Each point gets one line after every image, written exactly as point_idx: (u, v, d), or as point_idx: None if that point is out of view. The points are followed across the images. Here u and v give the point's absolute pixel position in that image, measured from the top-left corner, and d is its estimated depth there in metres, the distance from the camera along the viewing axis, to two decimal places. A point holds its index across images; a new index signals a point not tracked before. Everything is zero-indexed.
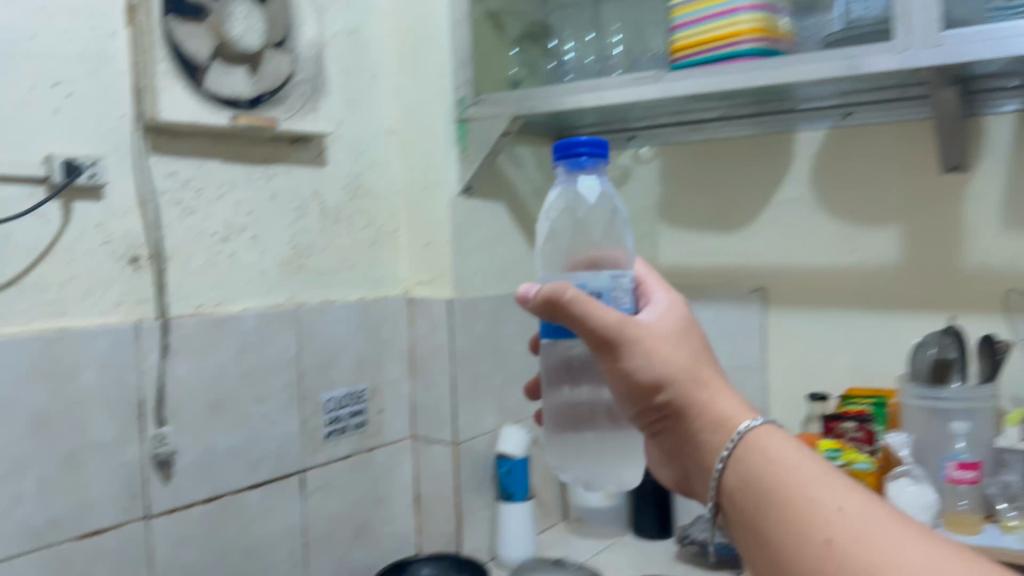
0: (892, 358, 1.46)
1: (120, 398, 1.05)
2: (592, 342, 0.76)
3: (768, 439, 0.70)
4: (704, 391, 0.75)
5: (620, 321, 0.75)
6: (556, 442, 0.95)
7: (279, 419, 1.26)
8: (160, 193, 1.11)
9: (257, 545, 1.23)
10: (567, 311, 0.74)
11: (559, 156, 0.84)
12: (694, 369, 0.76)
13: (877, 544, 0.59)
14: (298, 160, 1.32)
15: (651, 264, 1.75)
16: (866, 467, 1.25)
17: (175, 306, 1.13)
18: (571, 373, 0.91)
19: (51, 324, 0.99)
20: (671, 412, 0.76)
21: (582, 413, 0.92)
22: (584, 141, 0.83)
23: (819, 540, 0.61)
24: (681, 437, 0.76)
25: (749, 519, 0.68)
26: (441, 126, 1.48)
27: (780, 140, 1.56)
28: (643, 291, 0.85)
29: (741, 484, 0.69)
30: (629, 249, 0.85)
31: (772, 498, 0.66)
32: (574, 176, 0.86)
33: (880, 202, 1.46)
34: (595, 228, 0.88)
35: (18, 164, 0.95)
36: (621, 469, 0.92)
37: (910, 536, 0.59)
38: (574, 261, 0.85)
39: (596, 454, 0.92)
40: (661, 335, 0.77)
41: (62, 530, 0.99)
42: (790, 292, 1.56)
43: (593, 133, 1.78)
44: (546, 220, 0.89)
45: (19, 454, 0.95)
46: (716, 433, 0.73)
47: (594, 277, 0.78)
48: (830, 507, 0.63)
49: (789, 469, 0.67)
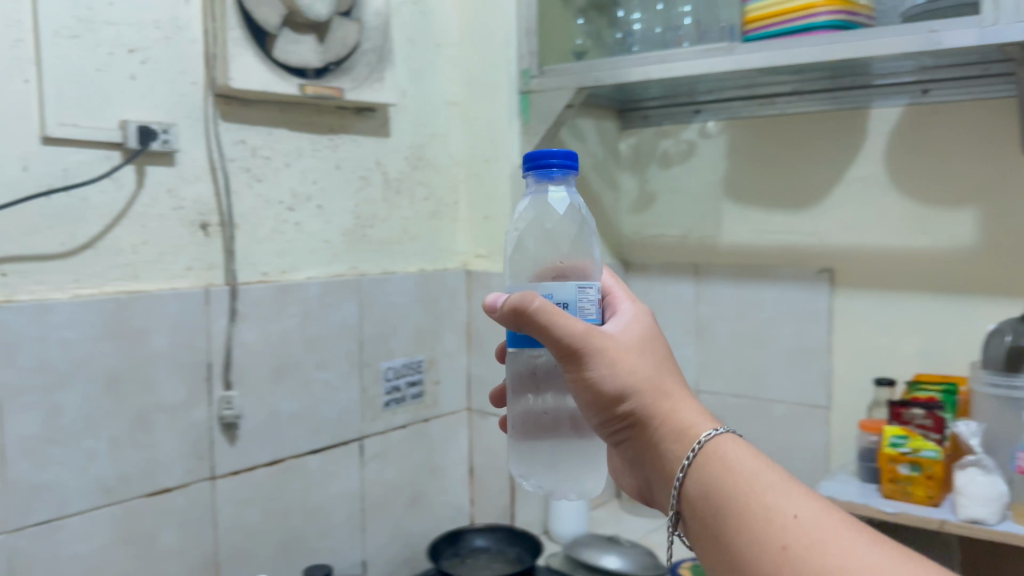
0: (965, 344, 1.42)
1: (188, 361, 1.07)
2: (558, 355, 0.65)
3: (727, 446, 0.63)
4: (669, 402, 0.66)
5: (587, 331, 0.64)
6: (518, 459, 0.77)
7: (340, 386, 1.27)
8: (229, 160, 1.12)
9: (318, 509, 1.25)
10: (533, 323, 0.63)
11: (528, 167, 0.71)
12: (659, 380, 0.67)
13: (831, 553, 0.54)
14: (363, 130, 1.32)
15: (714, 242, 1.73)
16: (933, 455, 1.19)
17: (242, 272, 1.14)
18: (535, 379, 0.75)
19: (124, 287, 1.01)
20: (633, 425, 0.67)
21: (545, 423, 0.76)
22: (557, 153, 0.70)
23: (774, 548, 0.56)
24: (639, 449, 0.67)
25: (705, 529, 0.61)
26: (504, 96, 1.47)
27: (853, 117, 1.51)
28: (609, 302, 0.76)
29: (699, 492, 0.62)
30: (598, 259, 0.75)
31: (728, 504, 0.59)
32: (544, 186, 0.74)
33: (955, 183, 1.41)
34: (562, 241, 0.76)
35: (95, 129, 0.97)
36: (587, 484, 0.76)
37: (863, 540, 0.55)
38: (539, 275, 0.74)
39: (560, 468, 0.76)
40: (627, 345, 0.67)
41: (132, 487, 1.02)
42: (859, 273, 1.53)
43: (658, 106, 1.77)
44: (514, 233, 0.78)
45: (94, 412, 0.98)
46: (676, 443, 0.64)
47: (562, 285, 0.66)
48: (786, 514, 0.57)
49: (747, 475, 0.60)
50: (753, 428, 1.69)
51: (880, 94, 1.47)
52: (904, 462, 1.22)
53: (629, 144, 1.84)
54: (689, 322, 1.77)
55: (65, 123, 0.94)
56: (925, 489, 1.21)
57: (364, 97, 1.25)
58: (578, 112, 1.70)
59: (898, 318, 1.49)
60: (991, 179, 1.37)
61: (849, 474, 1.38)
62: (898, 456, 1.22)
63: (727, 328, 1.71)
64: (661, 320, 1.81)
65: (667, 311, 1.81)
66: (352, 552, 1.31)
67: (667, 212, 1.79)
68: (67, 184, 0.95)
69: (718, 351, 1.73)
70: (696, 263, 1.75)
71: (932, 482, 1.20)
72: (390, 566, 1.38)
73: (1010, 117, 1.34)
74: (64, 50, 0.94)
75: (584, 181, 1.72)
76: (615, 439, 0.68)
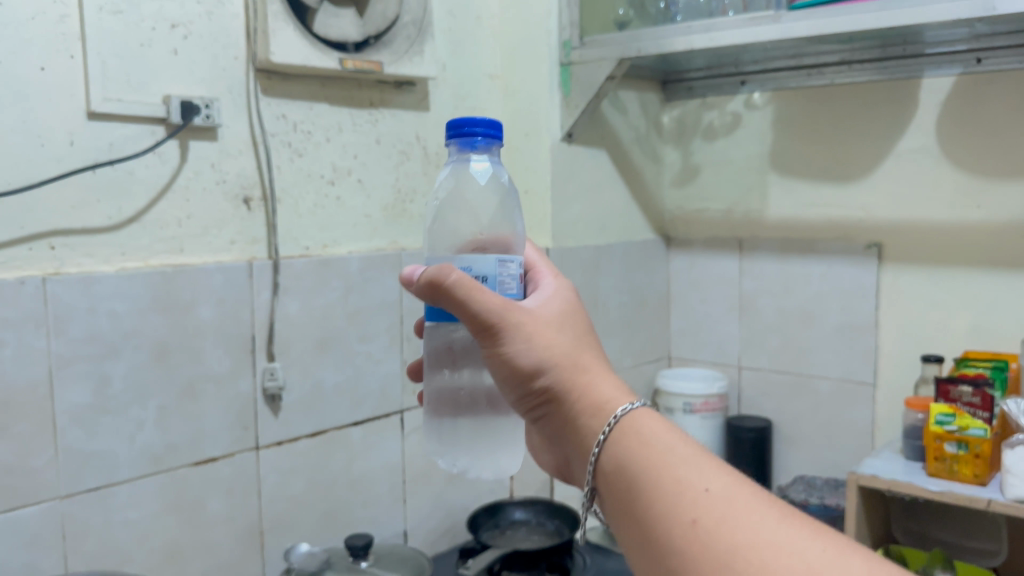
0: (1018, 321, 1.38)
1: (233, 333, 1.09)
2: (474, 331, 0.63)
3: (643, 420, 0.61)
4: (587, 377, 0.64)
5: (503, 305, 0.63)
6: (433, 437, 0.77)
7: (382, 360, 1.28)
8: (270, 135, 1.13)
9: (360, 480, 1.27)
10: (449, 296, 0.62)
11: (451, 135, 0.69)
12: (577, 356, 0.65)
13: (739, 526, 0.52)
14: (402, 104, 1.31)
15: (760, 216, 1.70)
16: (980, 434, 1.16)
17: (285, 246, 1.16)
18: (452, 354, 0.75)
19: (170, 260, 1.03)
20: (550, 402, 0.65)
21: (461, 400, 0.76)
22: (481, 121, 0.69)
23: (684, 523, 0.53)
24: (557, 426, 0.65)
25: (620, 505, 0.58)
26: (545, 68, 1.46)
27: (903, 88, 1.47)
28: (531, 278, 0.74)
29: (614, 467, 0.60)
30: (520, 231, 0.75)
31: (641, 479, 0.57)
32: (466, 156, 0.73)
33: (1012, 155, 1.37)
34: (483, 213, 0.75)
35: (139, 104, 0.98)
36: (503, 462, 0.76)
37: (773, 516, 0.52)
38: (459, 248, 0.74)
39: (476, 445, 0.77)
40: (546, 320, 0.65)
41: (179, 456, 1.04)
42: (909, 248, 1.50)
43: (701, 78, 1.73)
44: (435, 203, 0.77)
45: (143, 382, 1.00)
46: (592, 418, 0.62)
47: (483, 258, 0.65)
48: (696, 488, 0.55)
49: (662, 448, 0.58)
50: (797, 405, 1.67)
51: (932, 64, 1.42)
52: (951, 440, 1.19)
53: (671, 116, 1.81)
54: (732, 298, 1.75)
55: (110, 98, 0.96)
56: (972, 468, 1.19)
57: (404, 71, 1.24)
58: (621, 84, 1.67)
59: (950, 295, 1.45)
60: None
61: (894, 452, 1.36)
62: (945, 434, 1.19)
63: (771, 304, 1.69)
64: (704, 296, 1.79)
65: (709, 286, 1.79)
66: (394, 523, 1.33)
67: (711, 186, 1.77)
68: (114, 159, 0.97)
69: (762, 327, 1.71)
70: (740, 238, 1.73)
71: (979, 461, 1.18)
72: (431, 537, 1.39)
73: None
74: (109, 26, 0.95)
75: (626, 154, 1.70)
76: (534, 416, 0.66)
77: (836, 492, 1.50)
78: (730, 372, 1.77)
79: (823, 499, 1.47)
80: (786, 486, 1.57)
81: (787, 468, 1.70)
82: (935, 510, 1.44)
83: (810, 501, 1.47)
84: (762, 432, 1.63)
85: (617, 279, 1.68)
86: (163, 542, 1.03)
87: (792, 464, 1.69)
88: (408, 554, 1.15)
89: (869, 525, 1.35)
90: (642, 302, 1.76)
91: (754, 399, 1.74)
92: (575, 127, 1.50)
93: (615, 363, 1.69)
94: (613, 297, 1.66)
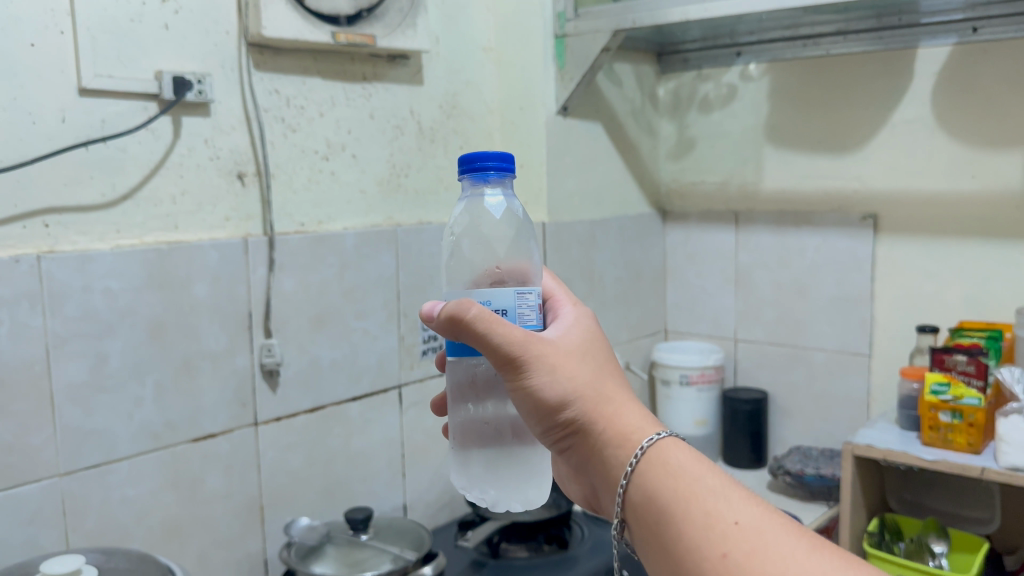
0: (1011, 291, 1.39)
1: (229, 310, 1.09)
2: (497, 365, 0.64)
3: (671, 451, 0.63)
4: (611, 408, 0.65)
5: (525, 338, 0.63)
6: (458, 472, 0.75)
7: (379, 335, 1.29)
8: (263, 110, 1.12)
9: (359, 455, 1.27)
10: (470, 332, 0.62)
11: (463, 171, 0.69)
12: (600, 385, 0.66)
13: (771, 560, 0.55)
14: (396, 78, 1.30)
15: (755, 188, 1.70)
16: (975, 402, 1.18)
17: (280, 223, 1.15)
18: (475, 387, 0.74)
19: (165, 238, 1.03)
20: (576, 433, 0.66)
21: (488, 433, 0.74)
22: (492, 156, 0.68)
23: (715, 555, 0.56)
24: (583, 457, 0.67)
25: (649, 535, 0.61)
26: (540, 41, 1.45)
27: (899, 57, 1.46)
28: (550, 307, 0.75)
29: (642, 498, 0.62)
30: (537, 262, 0.74)
31: (670, 509, 0.60)
32: (479, 191, 0.74)
33: (1007, 124, 1.37)
34: (498, 245, 0.75)
35: (130, 79, 0.97)
36: (529, 493, 0.74)
37: (802, 548, 0.55)
38: (476, 280, 0.72)
39: (501, 477, 0.75)
40: (568, 351, 0.66)
41: (178, 432, 1.04)
42: (904, 219, 1.50)
43: (695, 50, 1.72)
44: (450, 239, 0.77)
45: (139, 359, 1.00)
46: (619, 449, 0.64)
47: (501, 291, 0.65)
48: (727, 521, 0.57)
49: (689, 479, 0.61)
50: (792, 377, 1.68)
51: (927, 34, 1.42)
52: (945, 409, 1.21)
53: (667, 89, 1.80)
54: (728, 271, 1.75)
55: (101, 74, 0.95)
56: (966, 436, 1.20)
57: (397, 45, 1.23)
58: (616, 57, 1.66)
59: (945, 265, 1.46)
60: None
61: (889, 422, 1.37)
62: (939, 403, 1.21)
63: (767, 276, 1.69)
64: (700, 269, 1.80)
65: (705, 260, 1.79)
66: (393, 497, 1.33)
67: (706, 159, 1.76)
68: (106, 135, 0.96)
69: (758, 300, 1.71)
70: (736, 210, 1.73)
71: (973, 430, 1.19)
72: (431, 510, 1.40)
73: None
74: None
75: (621, 127, 1.69)
76: (559, 447, 0.67)
77: (831, 462, 1.52)
78: (726, 345, 1.78)
79: (819, 469, 1.48)
80: (782, 457, 1.58)
81: (783, 439, 1.71)
82: (929, 479, 1.46)
83: (806, 471, 1.48)
84: (757, 404, 1.64)
85: (613, 253, 1.68)
86: (164, 518, 1.04)
87: (787, 435, 1.70)
88: (406, 527, 1.15)
89: (864, 494, 1.36)
90: (638, 276, 1.77)
91: (750, 371, 1.75)
92: (570, 100, 1.49)
93: (612, 337, 1.69)
94: (609, 269, 1.66)
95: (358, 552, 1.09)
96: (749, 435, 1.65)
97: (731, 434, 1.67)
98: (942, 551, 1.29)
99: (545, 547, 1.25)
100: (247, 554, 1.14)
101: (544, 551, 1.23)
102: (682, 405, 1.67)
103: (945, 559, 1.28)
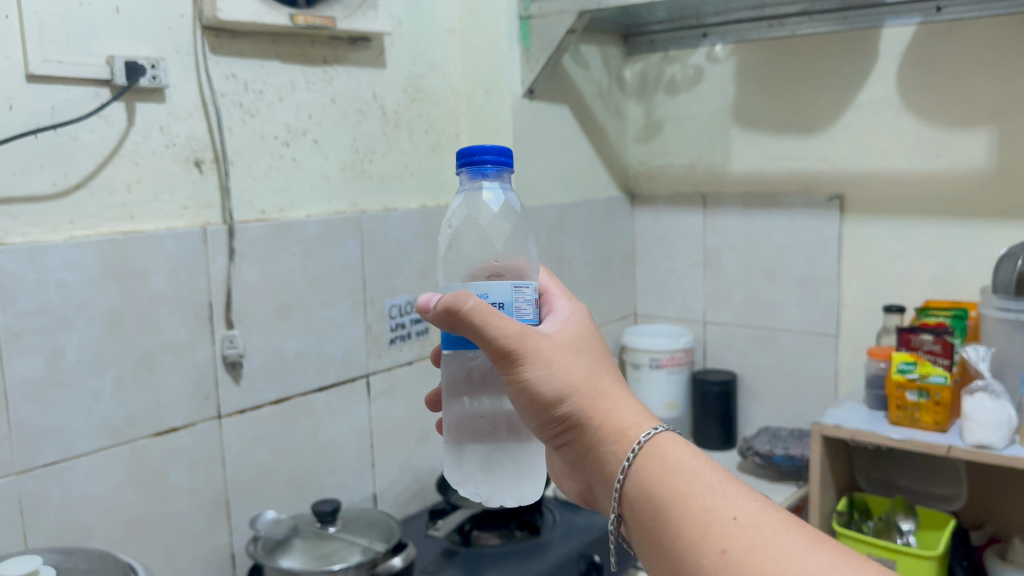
0: (974, 269, 1.40)
1: (188, 301, 1.06)
2: (492, 359, 0.63)
3: (667, 445, 0.63)
4: (607, 403, 0.65)
5: (521, 332, 0.63)
6: (452, 467, 0.75)
7: (345, 324, 1.27)
8: (220, 95, 1.09)
9: (327, 446, 1.26)
10: (466, 324, 0.61)
11: (461, 164, 0.68)
12: (596, 381, 0.66)
13: (770, 556, 0.55)
14: (357, 61, 1.28)
15: (722, 171, 1.69)
16: (941, 380, 1.18)
17: (239, 211, 1.13)
18: (471, 381, 0.73)
19: (120, 228, 1.00)
20: (572, 429, 0.65)
21: (482, 427, 0.74)
22: (491, 149, 0.67)
23: (713, 552, 0.56)
24: (579, 453, 0.66)
25: (646, 531, 0.61)
26: (504, 22, 1.43)
27: (864, 38, 1.46)
28: (544, 300, 0.75)
29: (639, 494, 0.62)
30: (533, 258, 0.74)
31: (668, 505, 0.60)
32: (478, 184, 0.72)
33: (971, 103, 1.37)
34: (495, 239, 0.75)
35: (80, 65, 0.94)
36: (524, 489, 0.74)
37: (801, 543, 0.56)
38: (475, 274, 0.73)
39: (495, 473, 0.74)
40: (563, 345, 0.66)
41: (139, 427, 1.02)
42: (869, 200, 1.51)
43: (662, 31, 1.70)
44: (447, 233, 0.76)
45: (97, 353, 0.97)
46: (615, 445, 0.64)
47: (498, 284, 0.64)
48: (725, 517, 0.57)
49: (686, 475, 0.61)
50: (760, 358, 1.68)
51: (892, 13, 1.42)
52: (912, 388, 1.21)
53: (634, 71, 1.78)
54: (697, 255, 1.75)
55: (49, 60, 0.91)
56: (933, 415, 1.21)
57: (357, 27, 1.20)
58: (582, 38, 1.64)
59: (911, 245, 1.47)
60: (1010, 99, 1.34)
61: (857, 402, 1.38)
62: (907, 382, 1.21)
63: (735, 258, 1.69)
64: (669, 253, 1.79)
65: (673, 243, 1.78)
66: (363, 487, 1.32)
67: (674, 141, 1.75)
68: (56, 123, 0.93)
69: (726, 281, 1.71)
70: (704, 193, 1.72)
71: (940, 409, 1.20)
72: (401, 500, 1.39)
73: None
74: None
75: (589, 111, 1.68)
76: (555, 443, 0.67)
77: (800, 443, 1.52)
78: (695, 328, 1.78)
79: (788, 449, 1.48)
80: (751, 437, 1.59)
81: (752, 420, 1.72)
82: (897, 457, 1.48)
83: (775, 451, 1.48)
84: (727, 386, 1.65)
85: (582, 237, 1.67)
86: (126, 515, 1.01)
87: (756, 416, 1.71)
88: (376, 518, 1.14)
89: (833, 474, 1.37)
90: (607, 260, 1.76)
91: (719, 354, 1.75)
92: (536, 83, 1.48)
93: None
94: (578, 254, 1.65)
95: (327, 544, 1.08)
96: (719, 417, 1.66)
97: (701, 416, 1.67)
98: (910, 529, 1.30)
99: (517, 533, 1.24)
100: (214, 549, 1.12)
101: (516, 537, 1.23)
102: (652, 388, 1.67)
103: (913, 536, 1.29)
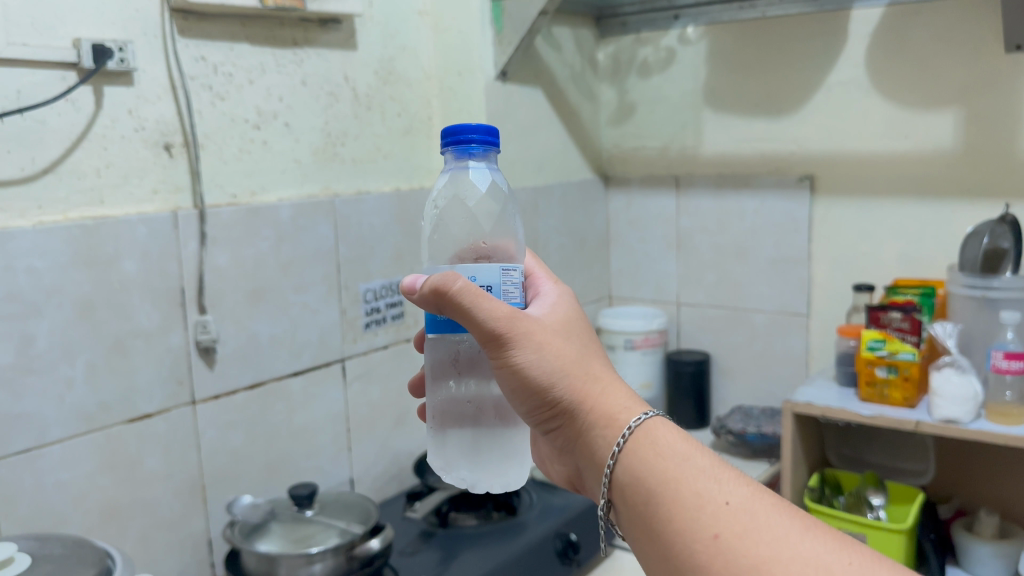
0: (941, 246, 1.43)
1: (160, 286, 1.05)
2: (482, 342, 0.63)
3: (658, 430, 0.63)
4: (598, 388, 0.65)
5: (510, 314, 0.63)
6: (435, 452, 0.75)
7: (319, 308, 1.26)
8: (189, 78, 1.08)
9: (302, 430, 1.25)
10: (454, 306, 0.61)
11: (446, 143, 0.68)
12: (586, 364, 0.66)
13: (761, 540, 0.56)
14: (328, 42, 1.27)
15: (695, 152, 1.70)
16: (910, 357, 1.21)
17: (210, 195, 1.12)
18: (457, 365, 0.74)
19: (89, 214, 0.99)
20: (562, 414, 0.66)
21: (467, 412, 0.75)
22: (476, 128, 0.67)
23: (706, 536, 0.57)
24: (570, 438, 0.67)
25: (636, 516, 0.62)
26: (474, 3, 1.43)
27: (833, 20, 1.48)
28: (531, 283, 0.75)
29: (630, 478, 0.62)
30: (521, 238, 0.75)
31: (660, 490, 0.60)
32: (463, 163, 0.71)
33: (939, 84, 1.39)
34: (483, 220, 0.76)
35: (46, 48, 0.93)
36: (510, 475, 0.75)
37: (792, 528, 0.57)
38: (461, 255, 0.75)
39: (480, 459, 0.75)
40: (552, 329, 0.66)
41: (112, 413, 1.01)
42: (837, 181, 1.53)
43: (634, 13, 1.71)
44: (434, 212, 0.77)
45: (68, 339, 0.96)
46: (606, 430, 0.64)
47: (485, 266, 0.64)
48: (717, 502, 0.58)
49: (678, 460, 0.61)
50: (733, 338, 1.70)
51: None
52: (881, 365, 1.24)
53: (606, 53, 1.79)
54: (670, 236, 1.75)
55: (14, 43, 0.90)
56: (902, 392, 1.23)
57: (329, 8, 1.20)
58: (554, 21, 1.64)
59: (879, 225, 1.49)
60: (975, 80, 1.36)
61: (827, 379, 1.40)
62: (876, 359, 1.24)
63: (707, 240, 1.70)
64: (643, 235, 1.80)
65: (647, 225, 1.79)
66: (339, 471, 1.32)
67: (647, 123, 1.76)
68: (22, 107, 0.91)
69: (699, 263, 1.72)
70: (677, 175, 1.73)
71: (908, 385, 1.22)
72: (378, 484, 1.39)
73: (991, 16, 1.33)
74: None
75: (561, 93, 1.68)
76: (545, 427, 0.67)
77: (772, 420, 1.55)
78: (669, 309, 1.79)
79: (760, 427, 1.51)
80: (724, 416, 1.61)
81: (724, 399, 1.74)
82: (867, 435, 1.52)
83: (747, 429, 1.50)
84: (699, 366, 1.66)
85: (556, 218, 1.67)
86: (101, 502, 1.01)
87: (728, 395, 1.73)
88: (353, 502, 1.14)
89: (805, 451, 1.39)
90: (582, 243, 1.77)
91: (693, 334, 1.76)
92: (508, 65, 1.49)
93: None
94: (552, 236, 1.66)
95: (304, 527, 1.08)
96: (693, 395, 1.68)
97: (676, 396, 1.69)
98: (881, 503, 1.32)
99: (494, 514, 1.25)
100: (190, 534, 1.12)
101: (492, 518, 1.24)
102: (626, 369, 1.68)
103: (883, 511, 1.31)
